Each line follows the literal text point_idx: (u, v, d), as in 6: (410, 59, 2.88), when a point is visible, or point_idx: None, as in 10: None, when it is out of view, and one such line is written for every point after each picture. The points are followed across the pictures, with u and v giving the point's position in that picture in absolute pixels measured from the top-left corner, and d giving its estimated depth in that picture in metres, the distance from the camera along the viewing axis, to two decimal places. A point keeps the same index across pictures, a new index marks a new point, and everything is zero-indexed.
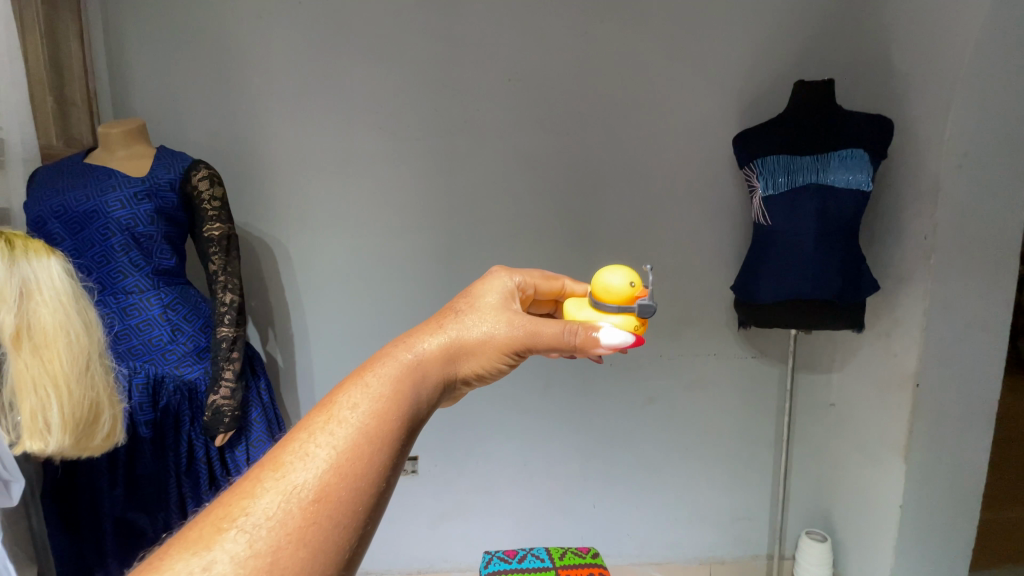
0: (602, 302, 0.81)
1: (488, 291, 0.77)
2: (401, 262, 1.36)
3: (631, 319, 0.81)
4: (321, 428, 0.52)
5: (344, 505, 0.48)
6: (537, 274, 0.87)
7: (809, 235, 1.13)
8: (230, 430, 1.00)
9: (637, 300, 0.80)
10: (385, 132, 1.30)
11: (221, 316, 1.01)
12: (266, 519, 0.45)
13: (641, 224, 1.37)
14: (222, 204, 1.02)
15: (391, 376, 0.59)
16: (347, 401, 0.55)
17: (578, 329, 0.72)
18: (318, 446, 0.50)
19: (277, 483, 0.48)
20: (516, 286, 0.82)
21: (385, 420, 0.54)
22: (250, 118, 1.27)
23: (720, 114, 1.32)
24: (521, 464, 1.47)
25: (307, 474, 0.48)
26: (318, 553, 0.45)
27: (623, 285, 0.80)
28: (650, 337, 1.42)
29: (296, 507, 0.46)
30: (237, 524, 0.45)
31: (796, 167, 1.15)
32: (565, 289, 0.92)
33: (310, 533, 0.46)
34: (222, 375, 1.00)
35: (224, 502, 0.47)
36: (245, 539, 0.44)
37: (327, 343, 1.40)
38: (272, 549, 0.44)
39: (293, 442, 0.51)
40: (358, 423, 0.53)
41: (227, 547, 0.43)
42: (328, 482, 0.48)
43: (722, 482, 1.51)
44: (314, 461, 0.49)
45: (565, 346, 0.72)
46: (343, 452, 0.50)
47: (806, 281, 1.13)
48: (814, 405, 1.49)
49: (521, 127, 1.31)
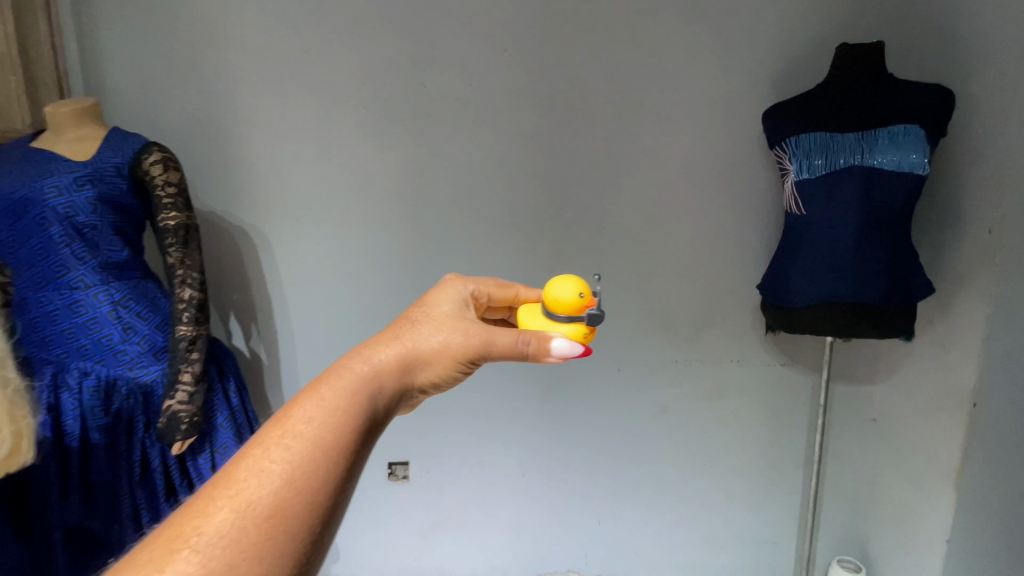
0: (551, 312, 0.80)
1: (444, 301, 0.71)
2: (390, 255, 1.26)
3: (580, 330, 0.79)
4: (276, 442, 0.47)
5: (303, 521, 0.44)
6: (490, 282, 0.81)
7: (847, 228, 0.96)
8: (187, 438, 0.92)
9: (587, 309, 0.79)
10: (367, 111, 1.18)
11: (179, 313, 0.93)
12: (220, 537, 0.41)
13: (655, 214, 1.21)
14: (179, 191, 0.93)
15: (348, 387, 0.53)
16: (303, 413, 0.49)
17: (530, 338, 0.67)
18: (275, 459, 0.46)
19: (231, 499, 0.43)
20: (469, 293, 0.77)
21: (342, 433, 0.49)
22: (223, 98, 1.18)
23: (750, 86, 1.15)
24: (519, 474, 1.36)
25: (263, 488, 0.44)
26: (274, 572, 0.41)
27: (571, 294, 0.78)
28: (662, 340, 1.28)
29: (251, 524, 0.42)
30: (189, 546, 0.41)
31: (835, 148, 0.97)
32: (519, 297, 0.85)
33: (267, 550, 0.42)
34: (180, 377, 0.92)
35: (173, 522, 0.43)
36: (198, 560, 0.40)
37: (313, 341, 1.31)
38: (225, 570, 0.40)
39: (247, 457, 0.46)
40: (314, 436, 0.48)
41: (178, 571, 0.39)
42: (285, 496, 0.44)
43: (743, 501, 1.36)
44: (271, 475, 0.45)
45: (518, 356, 0.67)
46: (299, 466, 0.46)
47: (844, 281, 0.97)
48: (852, 419, 1.31)
49: (519, 105, 1.17)
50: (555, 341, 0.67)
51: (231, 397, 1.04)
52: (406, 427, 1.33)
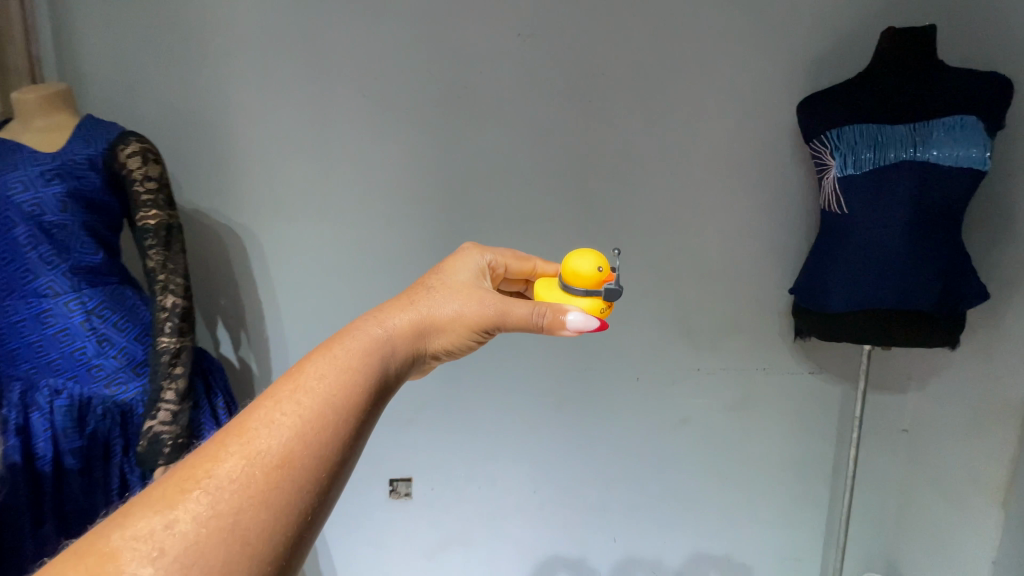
0: (565, 283, 0.75)
1: (461, 271, 0.70)
2: (392, 256, 1.16)
3: (596, 304, 0.74)
4: (287, 395, 0.46)
5: (311, 473, 0.43)
6: (508, 253, 0.78)
7: (896, 230, 0.89)
8: (171, 462, 0.83)
9: (605, 285, 0.74)
10: (369, 101, 1.09)
11: (161, 323, 0.84)
12: (230, 481, 0.40)
13: (678, 213, 1.13)
14: (160, 186, 0.83)
15: (361, 348, 0.52)
16: (315, 370, 0.48)
17: (545, 310, 0.64)
18: (286, 411, 0.45)
19: (243, 445, 0.42)
20: (487, 263, 0.74)
21: (353, 392, 0.48)
22: (211, 85, 1.08)
23: (781, 75, 1.06)
24: (530, 490, 1.28)
25: (273, 438, 0.43)
26: (282, 516, 0.40)
27: (589, 268, 0.73)
28: (684, 347, 1.20)
29: (260, 472, 0.41)
30: (200, 486, 0.40)
31: (885, 140, 0.89)
32: (536, 271, 0.82)
33: (275, 497, 0.41)
34: (162, 395, 0.83)
35: (186, 465, 0.42)
36: (208, 501, 0.39)
37: (309, 349, 1.21)
38: (233, 512, 0.39)
39: (258, 408, 0.45)
40: (325, 393, 0.47)
41: (188, 511, 0.38)
42: (295, 447, 0.43)
43: (766, 517, 1.29)
44: (282, 426, 0.44)
45: (533, 328, 0.65)
46: (311, 418, 0.45)
47: (891, 288, 0.90)
48: (884, 431, 1.24)
49: (533, 95, 1.08)
50: (569, 314, 0.65)
51: (221, 416, 0.94)
52: (412, 440, 1.24)
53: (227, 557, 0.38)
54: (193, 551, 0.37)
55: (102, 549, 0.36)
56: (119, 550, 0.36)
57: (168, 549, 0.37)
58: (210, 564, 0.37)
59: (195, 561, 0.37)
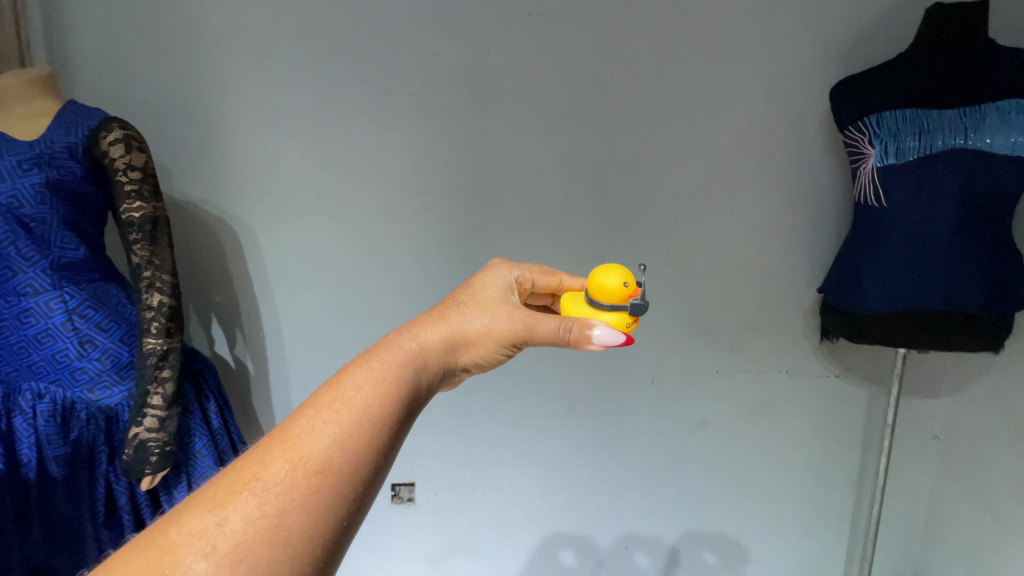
0: (589, 297, 0.71)
1: (491, 285, 0.69)
2: (393, 253, 1.10)
3: (623, 321, 0.69)
4: (327, 404, 0.47)
5: (350, 479, 0.44)
6: (536, 268, 0.76)
7: (938, 225, 0.82)
8: (158, 471, 0.78)
9: (630, 300, 0.69)
10: (371, 86, 1.02)
11: (147, 323, 0.78)
12: (275, 484, 0.41)
13: (698, 206, 1.06)
14: (144, 176, 0.77)
15: (395, 362, 0.53)
16: (352, 381, 0.50)
17: (573, 324, 0.63)
18: (326, 419, 0.46)
19: (286, 450, 0.44)
20: (515, 279, 0.73)
21: (388, 404, 0.49)
22: (204, 69, 1.01)
23: (812, 59, 0.99)
24: (538, 497, 1.22)
25: (315, 445, 0.44)
26: (322, 520, 0.41)
27: (615, 283, 0.68)
28: (702, 348, 1.13)
29: (302, 476, 0.42)
30: (248, 488, 0.41)
31: (932, 127, 0.82)
32: (563, 285, 0.78)
33: (316, 501, 0.42)
34: (148, 400, 0.78)
35: (235, 467, 0.43)
36: (255, 501, 0.40)
37: (308, 348, 1.16)
38: (278, 513, 0.40)
39: (301, 415, 0.47)
40: (363, 403, 0.48)
41: (237, 510, 0.40)
42: (334, 454, 0.44)
43: (786, 526, 1.23)
44: (322, 432, 0.45)
45: (560, 343, 0.63)
46: (349, 427, 0.46)
47: (930, 287, 0.83)
48: (913, 437, 1.17)
49: (546, 80, 1.01)
50: (598, 329, 0.63)
51: (212, 420, 0.89)
52: (417, 442, 1.19)
53: (272, 556, 0.39)
54: (241, 549, 0.38)
55: (160, 543, 0.38)
56: (176, 544, 0.38)
57: (220, 545, 0.38)
58: (256, 562, 0.38)
59: (244, 558, 0.38)
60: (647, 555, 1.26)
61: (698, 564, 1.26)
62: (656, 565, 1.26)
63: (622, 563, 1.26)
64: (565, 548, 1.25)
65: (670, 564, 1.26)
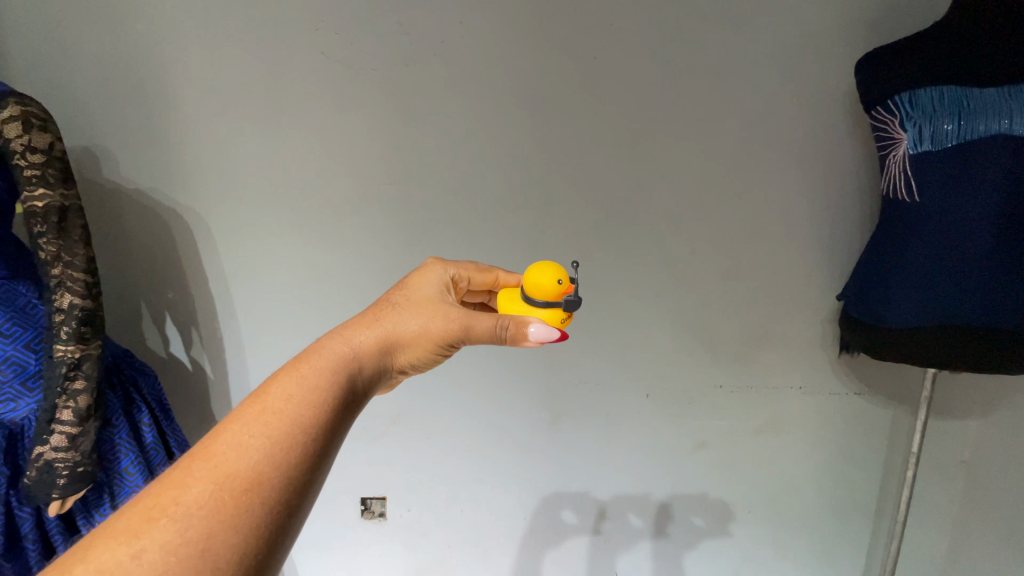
0: (522, 293, 0.65)
1: (428, 282, 0.63)
2: (357, 249, 0.99)
3: (555, 316, 0.63)
4: (253, 418, 0.43)
5: (281, 495, 0.40)
6: (471, 265, 0.69)
7: (979, 226, 0.68)
8: (69, 494, 0.71)
9: (564, 297, 0.62)
10: (327, 60, 0.89)
11: (57, 328, 0.70)
12: (199, 506, 0.37)
13: (699, 201, 0.93)
14: (49, 160, 0.69)
15: (328, 368, 0.50)
16: (281, 391, 0.46)
17: (509, 322, 0.57)
18: (252, 433, 0.42)
19: (210, 470, 0.39)
20: (451, 278, 0.66)
21: (321, 413, 0.46)
22: (139, 40, 0.89)
23: (838, 31, 0.85)
24: (520, 515, 1.13)
25: (242, 462, 0.40)
26: (253, 542, 0.38)
27: (545, 278, 0.62)
28: (701, 360, 1.02)
29: (228, 495, 0.38)
30: (168, 514, 0.37)
31: (971, 107, 0.68)
32: (499, 283, 0.72)
33: (245, 521, 0.38)
34: (58, 416, 0.70)
35: (151, 492, 0.39)
36: (177, 527, 0.36)
37: (268, 352, 1.06)
38: (203, 537, 0.36)
39: (224, 432, 0.43)
40: (293, 414, 0.44)
41: (156, 539, 0.35)
42: (264, 470, 0.40)
43: (790, 552, 1.13)
44: (250, 448, 0.41)
45: (494, 341, 0.57)
46: (279, 441, 0.42)
47: (962, 304, 0.70)
48: (940, 464, 1.04)
49: (528, 53, 0.88)
50: (534, 325, 0.57)
51: (144, 432, 0.85)
52: (387, 449, 1.09)
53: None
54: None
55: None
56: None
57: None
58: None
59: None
60: (644, 515, 1.12)
61: (695, 547, 1.14)
62: (652, 526, 1.13)
63: (618, 524, 1.13)
64: (569, 507, 1.12)
65: (663, 524, 1.13)
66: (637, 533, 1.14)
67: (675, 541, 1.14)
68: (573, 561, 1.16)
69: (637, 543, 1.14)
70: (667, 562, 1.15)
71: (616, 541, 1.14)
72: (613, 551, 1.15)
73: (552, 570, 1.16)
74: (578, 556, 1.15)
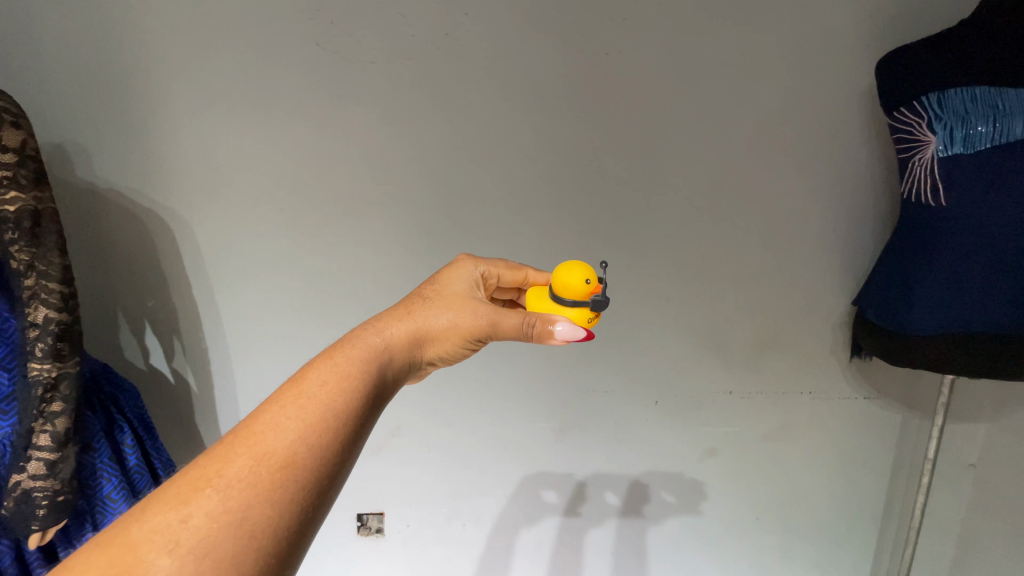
0: (550, 291, 0.62)
1: (459, 278, 0.62)
2: (354, 254, 0.94)
3: (583, 315, 0.60)
4: (290, 401, 0.43)
5: (317, 474, 0.40)
6: (501, 264, 0.66)
7: (1009, 232, 0.67)
8: (50, 525, 0.67)
9: (592, 296, 0.59)
10: (325, 53, 0.84)
11: (31, 344, 0.65)
12: (239, 480, 0.38)
13: (711, 203, 0.91)
14: (21, 159, 0.64)
15: (361, 357, 0.49)
16: (316, 376, 0.46)
17: (535, 318, 0.55)
18: (290, 415, 0.42)
19: (251, 446, 0.40)
20: (481, 275, 0.64)
21: (354, 400, 0.45)
22: (117, 28, 0.83)
23: (855, 32, 0.83)
24: (523, 526, 1.09)
25: (279, 440, 0.40)
26: (288, 517, 0.38)
27: (577, 278, 0.59)
28: (711, 366, 0.99)
29: (266, 471, 0.39)
30: (212, 484, 0.37)
31: (1007, 109, 0.66)
32: (528, 281, 0.68)
33: (283, 497, 0.38)
34: (34, 441, 0.65)
35: (198, 463, 0.39)
36: (220, 497, 0.37)
37: (258, 363, 1.01)
38: (243, 507, 0.37)
39: (263, 412, 0.43)
40: (328, 399, 0.44)
41: (201, 507, 0.36)
42: (299, 449, 0.40)
43: (797, 557, 1.11)
44: (287, 428, 0.41)
45: (522, 339, 0.56)
46: (313, 423, 0.42)
47: (988, 307, 0.69)
48: (947, 467, 1.04)
49: (538, 49, 0.84)
50: (560, 322, 0.55)
51: (127, 454, 0.79)
52: (383, 461, 1.03)
53: (237, 552, 0.35)
54: (205, 544, 0.35)
55: (122, 540, 0.34)
56: (138, 542, 0.34)
57: (183, 541, 0.34)
58: (220, 558, 0.35)
59: (208, 554, 0.34)
60: (619, 492, 1.08)
61: (701, 554, 1.12)
62: (625, 504, 1.09)
63: (593, 503, 1.08)
64: (547, 486, 1.07)
65: (636, 503, 1.09)
66: (608, 511, 1.09)
67: (649, 522, 1.10)
68: (543, 543, 1.11)
69: (606, 521, 1.10)
70: (630, 542, 1.11)
71: (587, 519, 1.10)
72: (583, 528, 1.10)
73: (520, 549, 1.11)
74: (549, 539, 1.11)
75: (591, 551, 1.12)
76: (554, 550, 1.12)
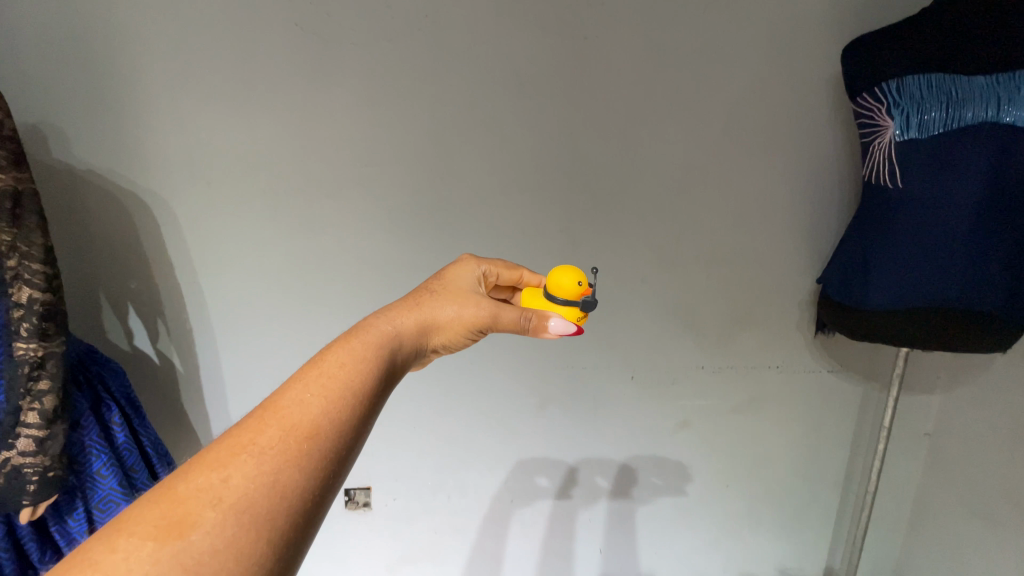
0: (544, 291, 0.66)
1: (463, 274, 0.64)
2: (338, 234, 0.95)
3: (574, 315, 0.64)
4: (312, 379, 0.46)
5: (338, 445, 0.43)
6: (500, 263, 0.69)
7: (957, 214, 0.71)
8: (40, 500, 0.68)
9: (583, 297, 0.64)
10: (303, 33, 0.84)
11: (16, 325, 0.66)
12: (271, 447, 0.40)
13: (685, 184, 0.94)
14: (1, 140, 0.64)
15: (375, 342, 0.52)
16: (336, 358, 0.48)
17: (533, 314, 0.59)
18: (314, 392, 0.44)
19: (281, 418, 0.42)
20: (483, 273, 0.67)
21: (370, 381, 0.48)
22: (89, 3, 0.81)
23: (823, 17, 0.86)
24: (507, 500, 1.13)
25: (306, 413, 0.43)
26: (315, 483, 0.40)
27: (569, 281, 0.63)
28: (684, 341, 1.03)
29: (295, 440, 0.41)
30: (247, 450, 0.40)
31: (959, 96, 0.70)
32: (523, 281, 0.71)
33: (310, 464, 0.41)
34: (22, 418, 0.67)
35: (230, 433, 0.41)
36: (253, 462, 0.39)
37: (242, 342, 1.02)
38: (275, 471, 0.39)
39: (289, 389, 0.45)
40: (347, 379, 0.46)
41: (238, 469, 0.38)
42: (322, 422, 0.43)
43: (766, 523, 1.18)
44: (311, 403, 0.44)
45: (519, 332, 0.59)
46: (333, 402, 0.44)
47: (945, 282, 0.73)
48: (904, 435, 1.10)
49: (516, 30, 0.85)
50: (554, 319, 0.59)
51: (115, 432, 0.81)
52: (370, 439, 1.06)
53: (271, 510, 0.38)
54: (244, 501, 0.37)
55: (170, 497, 0.37)
56: (185, 498, 0.37)
57: (225, 498, 0.37)
58: (258, 515, 0.37)
59: (247, 511, 0.37)
60: (609, 476, 1.13)
61: (676, 525, 1.18)
62: (616, 487, 1.14)
63: (584, 486, 1.13)
64: (540, 471, 1.12)
65: (627, 487, 1.14)
66: (599, 492, 1.14)
67: (634, 501, 1.15)
68: (535, 522, 1.16)
69: (597, 502, 1.15)
70: (616, 519, 1.17)
71: (578, 502, 1.15)
72: (574, 511, 1.16)
73: (513, 528, 1.16)
74: (541, 520, 1.16)
75: (584, 531, 1.17)
76: (545, 528, 1.17)
